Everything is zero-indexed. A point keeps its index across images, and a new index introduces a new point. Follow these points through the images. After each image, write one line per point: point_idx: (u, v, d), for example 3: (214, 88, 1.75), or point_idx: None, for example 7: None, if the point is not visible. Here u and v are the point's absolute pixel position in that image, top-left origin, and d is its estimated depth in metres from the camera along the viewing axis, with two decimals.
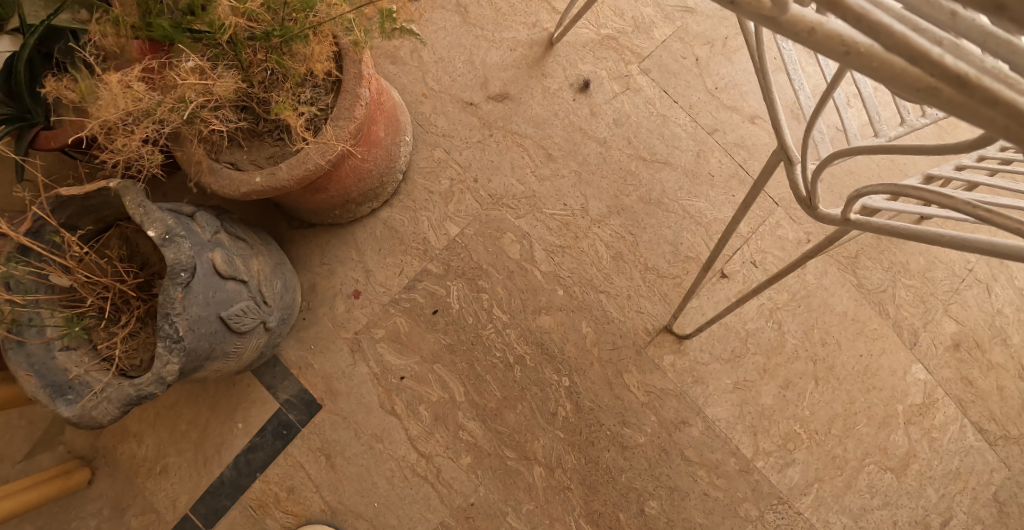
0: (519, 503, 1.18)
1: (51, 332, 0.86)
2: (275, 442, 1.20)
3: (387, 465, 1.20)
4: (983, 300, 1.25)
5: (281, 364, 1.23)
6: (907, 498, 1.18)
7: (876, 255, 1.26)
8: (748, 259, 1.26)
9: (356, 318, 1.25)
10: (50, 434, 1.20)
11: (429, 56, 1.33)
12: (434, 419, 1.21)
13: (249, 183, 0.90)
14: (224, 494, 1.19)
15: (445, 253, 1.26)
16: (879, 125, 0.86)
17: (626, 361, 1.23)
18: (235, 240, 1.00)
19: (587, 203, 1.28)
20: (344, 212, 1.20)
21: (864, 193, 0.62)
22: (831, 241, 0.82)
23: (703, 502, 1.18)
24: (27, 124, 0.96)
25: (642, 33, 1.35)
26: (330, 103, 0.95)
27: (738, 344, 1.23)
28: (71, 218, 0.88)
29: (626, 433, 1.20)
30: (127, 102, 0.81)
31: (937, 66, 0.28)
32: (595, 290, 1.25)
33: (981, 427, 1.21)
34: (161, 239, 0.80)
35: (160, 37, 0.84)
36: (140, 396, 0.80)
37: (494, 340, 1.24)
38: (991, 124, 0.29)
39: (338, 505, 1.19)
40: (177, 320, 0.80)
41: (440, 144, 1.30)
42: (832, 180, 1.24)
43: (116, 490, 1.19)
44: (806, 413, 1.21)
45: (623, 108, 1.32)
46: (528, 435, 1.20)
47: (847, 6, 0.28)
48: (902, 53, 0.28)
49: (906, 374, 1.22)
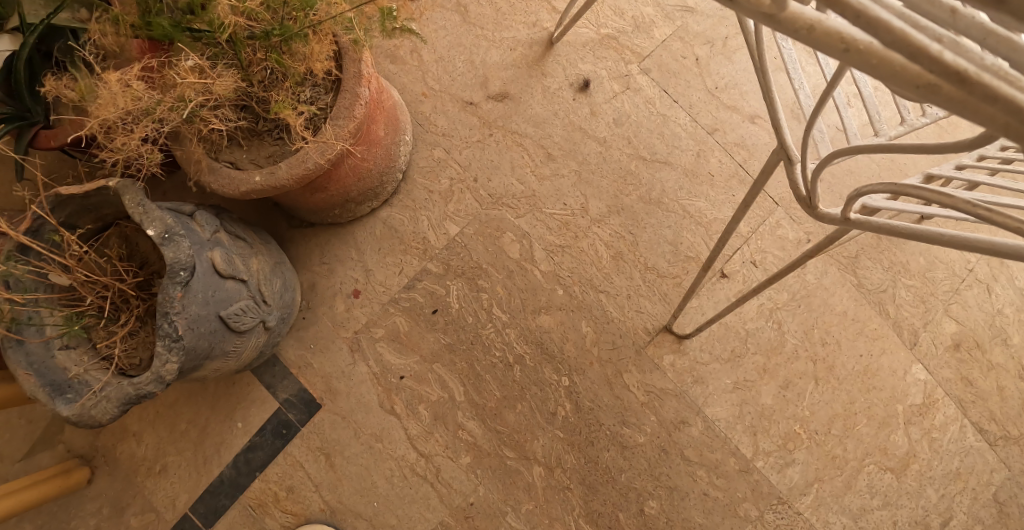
0: (519, 502, 1.18)
1: (50, 331, 0.86)
2: (274, 442, 1.20)
3: (387, 465, 1.20)
4: (983, 300, 1.25)
5: (281, 364, 1.23)
6: (907, 498, 1.18)
7: (876, 255, 1.26)
8: (748, 259, 1.26)
9: (356, 318, 1.24)
10: (50, 433, 1.20)
11: (429, 56, 1.33)
12: (434, 418, 1.21)
13: (249, 182, 0.90)
14: (224, 493, 1.19)
15: (445, 252, 1.26)
16: (879, 124, 0.86)
17: (626, 361, 1.23)
18: (235, 239, 1.00)
19: (587, 203, 1.28)
20: (343, 212, 1.20)
21: (864, 192, 0.62)
22: (830, 241, 0.82)
23: (703, 502, 1.18)
24: (26, 123, 0.96)
25: (642, 32, 1.35)
26: (330, 102, 0.95)
27: (738, 344, 1.23)
28: (70, 217, 0.88)
29: (626, 432, 1.20)
30: (127, 101, 0.81)
31: (937, 63, 0.28)
32: (595, 290, 1.25)
33: (981, 427, 1.21)
34: (161, 238, 0.80)
35: (160, 36, 0.84)
36: (139, 395, 0.80)
37: (494, 340, 1.24)
38: (991, 121, 0.29)
39: (338, 504, 1.18)
40: (176, 319, 0.80)
41: (440, 144, 1.30)
42: (832, 180, 1.24)
43: (115, 490, 1.19)
44: (806, 413, 1.21)
45: (623, 107, 1.32)
46: (528, 435, 1.20)
47: (846, 3, 0.28)
48: (901, 50, 0.28)
49: (906, 374, 1.22)
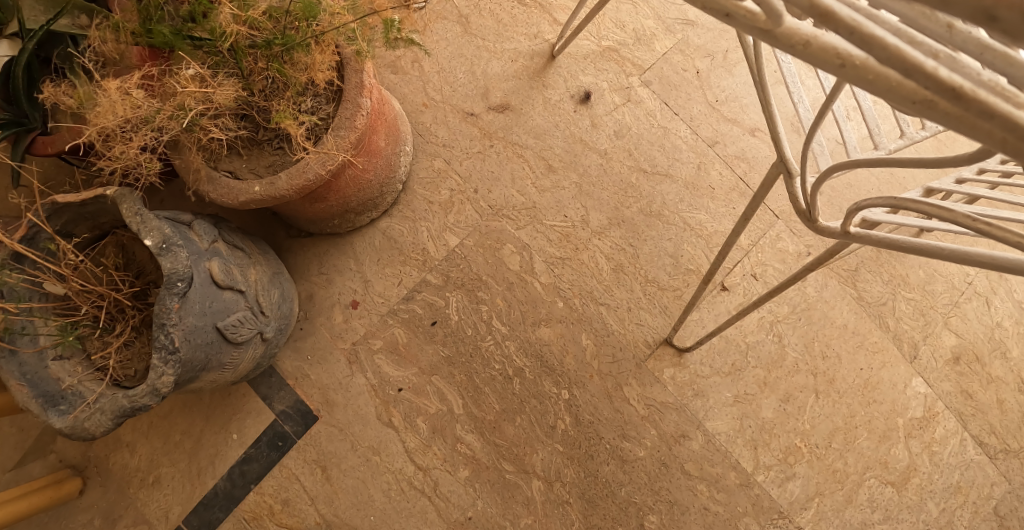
0: (517, 517, 1.17)
1: (44, 340, 0.85)
2: (269, 454, 1.19)
3: (384, 478, 1.18)
4: (982, 313, 1.25)
5: (278, 375, 1.22)
6: (908, 512, 1.17)
7: (875, 268, 1.26)
8: (749, 272, 1.25)
9: (354, 329, 1.23)
10: (41, 442, 1.18)
11: (430, 66, 1.34)
12: (432, 431, 1.20)
13: (248, 192, 0.89)
14: (218, 506, 1.17)
15: (444, 264, 1.26)
16: (879, 138, 0.86)
17: (626, 374, 1.22)
18: (234, 249, 0.99)
19: (587, 215, 1.28)
20: (343, 222, 1.20)
21: (864, 205, 0.61)
22: (831, 254, 0.80)
23: (703, 517, 1.17)
24: (23, 129, 0.95)
25: (643, 45, 1.35)
26: (331, 113, 0.94)
27: (739, 357, 1.23)
28: (65, 226, 0.87)
29: (626, 446, 1.19)
30: (125, 108, 0.80)
31: (932, 79, 0.28)
32: (595, 302, 1.25)
33: (981, 440, 1.20)
34: (157, 248, 0.78)
35: (161, 44, 0.84)
36: (133, 407, 0.79)
37: (493, 353, 1.23)
38: (989, 137, 0.29)
39: (334, 518, 1.17)
40: (172, 330, 0.79)
41: (440, 155, 1.30)
42: (831, 193, 1.24)
43: (107, 501, 1.17)
44: (806, 427, 1.20)
45: (624, 119, 1.32)
46: (527, 448, 1.19)
47: (839, 19, 0.28)
48: (896, 67, 0.28)
49: (906, 387, 1.22)
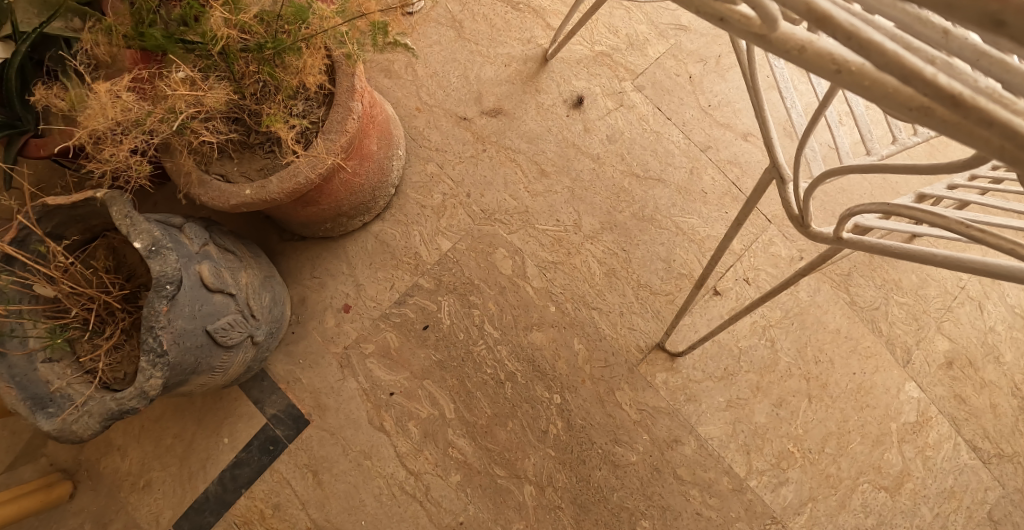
0: (509, 521, 1.16)
1: (34, 343, 0.85)
2: (261, 458, 1.18)
3: (375, 483, 1.18)
4: (975, 317, 1.25)
5: (270, 379, 1.21)
6: (901, 517, 1.16)
7: (868, 272, 1.27)
8: (741, 276, 1.26)
9: (346, 332, 1.23)
10: (32, 445, 1.18)
11: (423, 70, 1.34)
12: (423, 435, 1.19)
13: (239, 195, 0.89)
14: (209, 510, 1.16)
15: (436, 268, 1.26)
16: (871, 143, 0.86)
17: (618, 378, 1.22)
18: (225, 252, 0.99)
19: (580, 219, 1.28)
20: (335, 225, 1.19)
21: (855, 210, 0.61)
22: (823, 260, 0.80)
23: (696, 522, 1.16)
24: (16, 131, 0.95)
25: (636, 50, 1.36)
26: (322, 116, 0.94)
27: (731, 362, 1.23)
28: (57, 228, 0.87)
29: (619, 451, 1.19)
30: (116, 111, 0.80)
31: (931, 86, 0.27)
32: (587, 306, 1.25)
33: (975, 445, 1.20)
34: (147, 251, 0.78)
35: (153, 47, 0.84)
36: (121, 411, 0.78)
37: (485, 357, 1.23)
38: (986, 144, 0.29)
39: (326, 523, 1.16)
40: (161, 333, 0.79)
41: (433, 159, 1.30)
42: (824, 198, 1.25)
43: (98, 505, 1.17)
44: (799, 431, 1.20)
45: (617, 124, 1.32)
46: (519, 453, 1.19)
47: (836, 23, 0.28)
48: (895, 73, 0.28)
49: (899, 392, 1.22)
